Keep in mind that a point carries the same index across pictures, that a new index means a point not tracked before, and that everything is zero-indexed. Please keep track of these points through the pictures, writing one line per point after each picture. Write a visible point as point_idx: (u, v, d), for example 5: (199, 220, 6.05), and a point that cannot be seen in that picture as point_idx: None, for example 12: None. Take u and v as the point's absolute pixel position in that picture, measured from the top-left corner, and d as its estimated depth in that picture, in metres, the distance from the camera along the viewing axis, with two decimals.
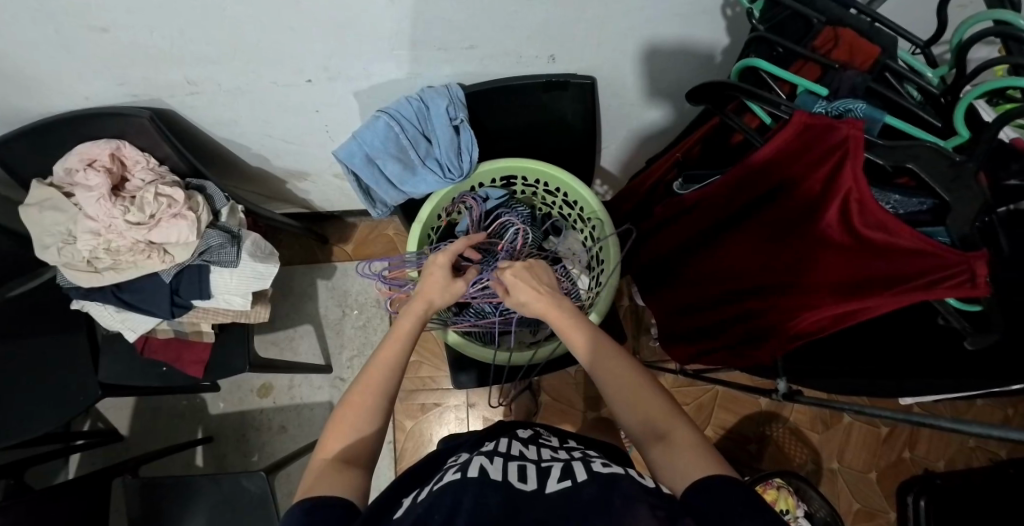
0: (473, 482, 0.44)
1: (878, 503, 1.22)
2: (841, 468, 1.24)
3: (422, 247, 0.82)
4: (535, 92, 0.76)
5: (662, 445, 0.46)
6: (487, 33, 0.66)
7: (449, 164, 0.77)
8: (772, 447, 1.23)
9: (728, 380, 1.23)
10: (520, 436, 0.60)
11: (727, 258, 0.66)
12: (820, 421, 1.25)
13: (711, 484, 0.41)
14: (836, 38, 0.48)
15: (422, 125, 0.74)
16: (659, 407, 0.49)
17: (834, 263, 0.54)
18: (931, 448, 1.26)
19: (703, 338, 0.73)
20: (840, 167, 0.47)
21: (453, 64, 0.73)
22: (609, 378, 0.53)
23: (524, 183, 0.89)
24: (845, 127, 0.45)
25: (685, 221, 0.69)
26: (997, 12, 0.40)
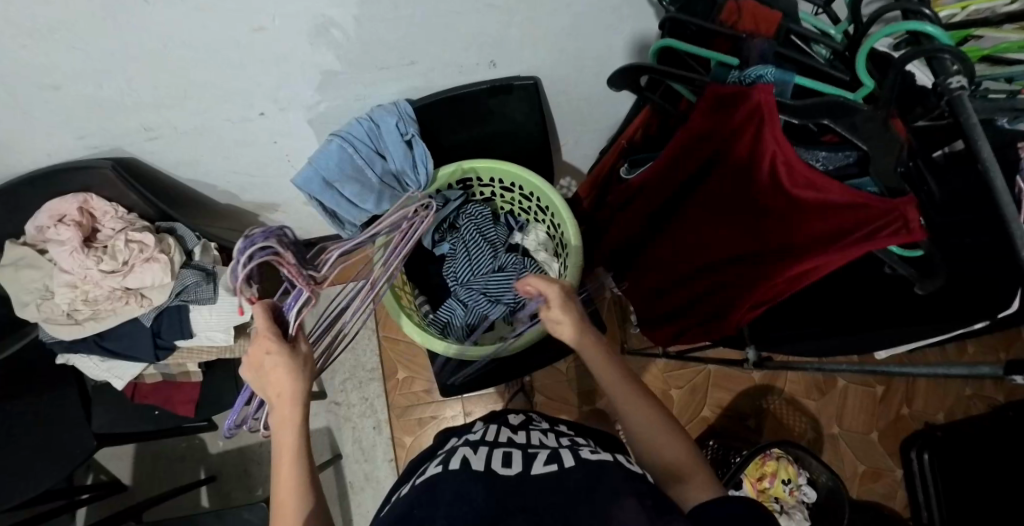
0: (456, 474, 0.47)
1: (883, 463, 1.24)
2: (842, 433, 1.24)
3: None
4: (482, 98, 0.78)
5: (682, 476, 0.47)
6: (425, 47, 0.68)
7: (407, 178, 0.78)
8: (770, 420, 1.23)
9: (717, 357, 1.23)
10: (511, 422, 0.63)
11: (682, 237, 0.68)
12: (815, 388, 1.25)
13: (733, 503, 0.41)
14: (739, 9, 0.50)
15: (374, 143, 0.76)
16: (676, 441, 0.49)
17: (776, 223, 0.56)
18: (928, 402, 1.28)
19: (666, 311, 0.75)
20: (762, 133, 0.50)
21: (399, 81, 0.74)
22: (634, 416, 0.51)
23: (480, 183, 0.90)
24: (759, 93, 0.47)
25: (634, 207, 0.71)
26: None
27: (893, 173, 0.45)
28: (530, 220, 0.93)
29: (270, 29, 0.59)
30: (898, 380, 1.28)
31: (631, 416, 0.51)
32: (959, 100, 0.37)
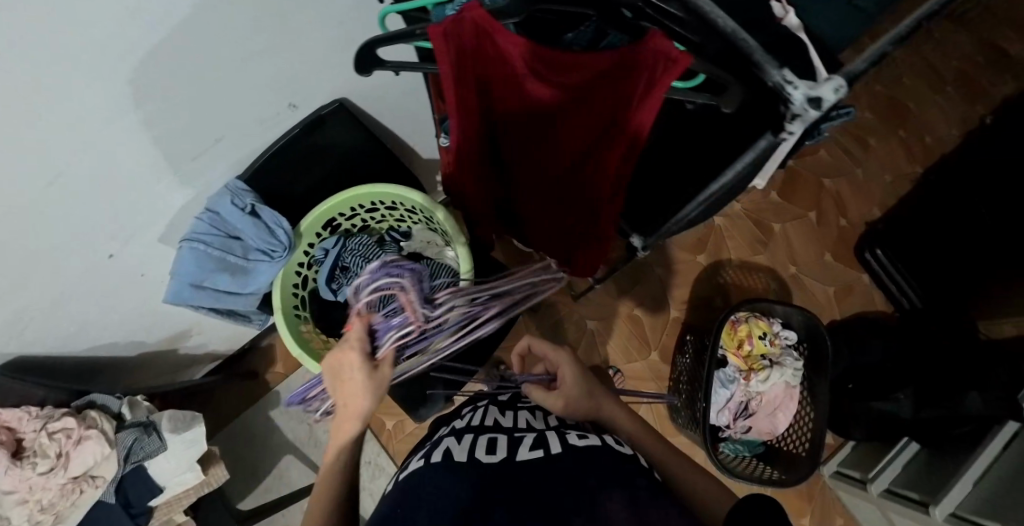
0: (436, 468, 0.47)
1: (848, 276, 1.30)
2: (800, 269, 1.28)
3: (295, 329, 0.80)
4: (302, 140, 0.79)
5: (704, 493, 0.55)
6: (220, 120, 0.69)
7: (269, 246, 0.78)
8: (734, 291, 1.26)
9: (664, 259, 1.25)
10: (498, 404, 0.67)
11: (525, 170, 0.65)
12: (758, 242, 1.28)
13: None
14: None
15: (225, 230, 0.75)
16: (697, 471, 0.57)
17: (584, 130, 0.54)
18: (860, 205, 1.34)
19: (554, 234, 0.78)
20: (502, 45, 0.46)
21: (218, 162, 0.75)
22: (657, 448, 0.60)
23: (344, 219, 0.86)
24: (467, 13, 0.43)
25: (468, 175, 0.67)
26: None
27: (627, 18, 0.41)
28: (410, 226, 0.92)
29: (65, 173, 0.58)
30: (826, 198, 1.33)
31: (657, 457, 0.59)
32: None
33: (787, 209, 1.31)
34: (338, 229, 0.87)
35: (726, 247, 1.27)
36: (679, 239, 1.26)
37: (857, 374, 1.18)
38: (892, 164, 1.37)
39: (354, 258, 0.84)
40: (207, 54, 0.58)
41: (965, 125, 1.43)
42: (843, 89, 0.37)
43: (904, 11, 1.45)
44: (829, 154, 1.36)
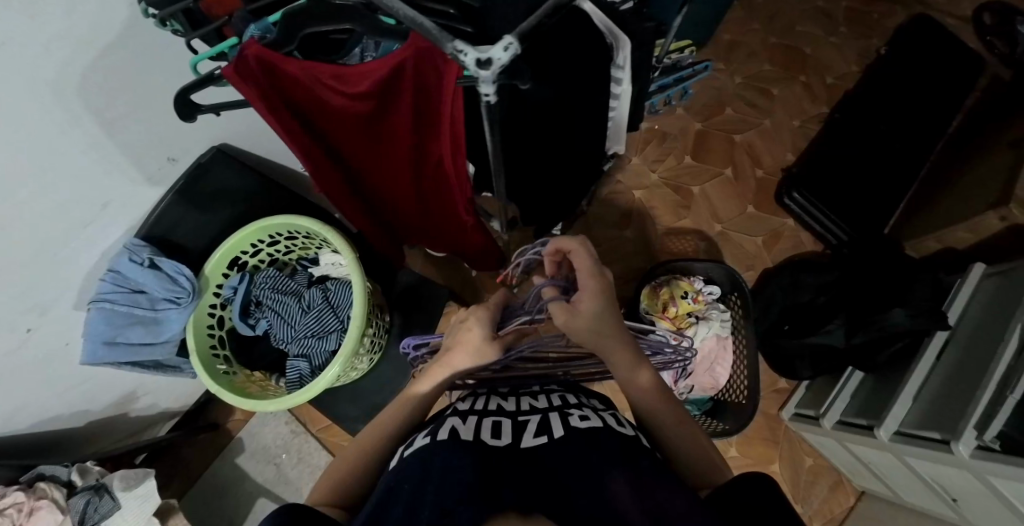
0: (443, 446, 0.45)
1: (774, 222, 1.34)
2: (726, 225, 1.32)
3: (209, 367, 0.86)
4: (191, 191, 0.82)
5: (702, 469, 0.55)
6: (102, 181, 0.74)
7: (174, 294, 0.83)
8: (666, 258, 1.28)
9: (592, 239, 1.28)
10: (500, 391, 0.64)
11: (383, 181, 0.69)
12: (680, 207, 1.32)
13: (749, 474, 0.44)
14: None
15: (128, 285, 0.79)
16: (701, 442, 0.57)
17: (412, 139, 0.59)
18: (774, 153, 1.38)
19: (429, 234, 0.83)
20: (294, 71, 0.50)
21: (113, 222, 0.80)
22: (659, 418, 0.58)
23: (248, 256, 0.91)
24: (248, 51, 0.47)
25: (337, 201, 0.71)
26: None
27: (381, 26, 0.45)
28: (316, 252, 0.97)
29: None
30: (738, 153, 1.37)
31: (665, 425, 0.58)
32: None
33: (702, 170, 1.35)
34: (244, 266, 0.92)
35: (650, 218, 1.31)
36: (602, 218, 1.30)
37: (792, 315, 1.21)
38: (798, 108, 1.42)
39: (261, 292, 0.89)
40: (59, 121, 0.62)
41: (863, 59, 1.47)
42: (518, 46, 0.33)
43: None
44: (734, 111, 1.40)
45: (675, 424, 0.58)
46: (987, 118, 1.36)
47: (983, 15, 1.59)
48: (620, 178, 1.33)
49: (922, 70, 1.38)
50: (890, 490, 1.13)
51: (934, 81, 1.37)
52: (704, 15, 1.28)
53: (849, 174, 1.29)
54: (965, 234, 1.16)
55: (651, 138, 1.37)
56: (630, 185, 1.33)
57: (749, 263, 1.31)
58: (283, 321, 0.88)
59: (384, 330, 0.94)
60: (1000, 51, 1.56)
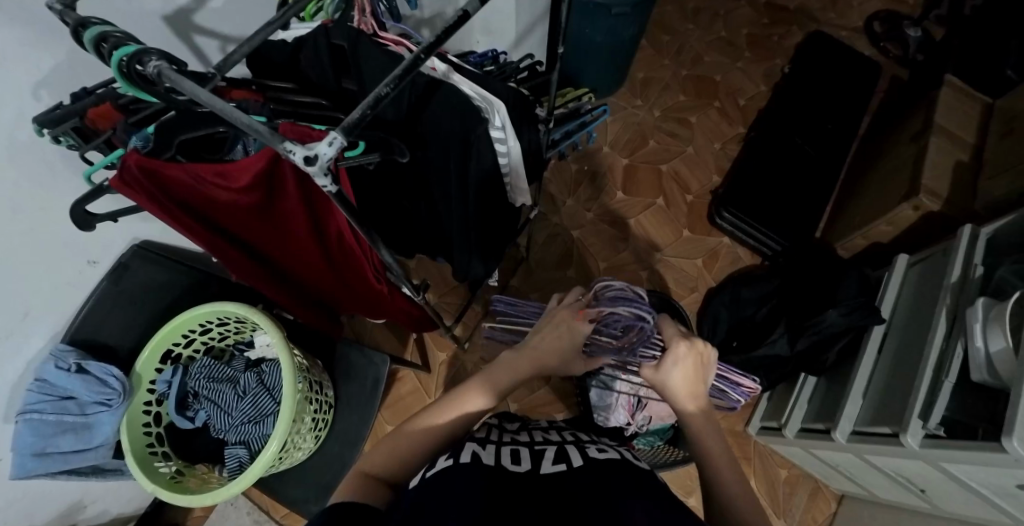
0: (467, 468, 0.42)
1: (711, 242, 1.38)
2: (665, 252, 1.36)
3: (145, 464, 0.85)
4: (115, 289, 0.84)
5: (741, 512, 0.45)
6: (19, 292, 0.76)
7: (103, 395, 0.83)
8: None
9: (538, 284, 1.31)
10: (508, 428, 0.63)
11: (298, 261, 0.71)
12: (619, 241, 1.36)
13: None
14: (104, 111, 0.54)
15: (56, 392, 0.79)
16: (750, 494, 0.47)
17: (308, 213, 0.60)
18: (701, 177, 1.45)
19: (357, 304, 0.85)
20: (182, 173, 0.52)
21: (34, 332, 0.82)
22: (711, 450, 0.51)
23: (180, 347, 0.92)
24: (131, 162, 0.49)
25: (256, 286, 0.72)
26: (92, 29, 0.47)
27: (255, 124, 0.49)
28: (251, 334, 0.98)
29: None
30: (666, 180, 1.44)
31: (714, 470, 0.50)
32: (165, 77, 0.42)
33: (634, 202, 1.41)
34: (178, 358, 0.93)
35: (590, 254, 1.34)
36: (545, 260, 1.33)
37: (740, 331, 1.23)
38: (717, 130, 1.50)
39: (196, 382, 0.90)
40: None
41: (770, 78, 1.58)
42: (344, 140, 0.37)
43: (668, 15, 1.67)
44: (657, 142, 1.48)
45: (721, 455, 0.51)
46: (892, 115, 1.46)
47: (873, 23, 1.77)
48: (557, 220, 1.38)
49: (823, 83, 1.47)
50: (866, 491, 1.13)
51: (837, 91, 1.46)
52: (609, 64, 1.38)
53: (773, 187, 1.35)
54: (888, 227, 1.22)
55: (582, 178, 1.43)
56: (568, 225, 1.37)
57: (692, 285, 1.34)
58: (222, 410, 0.89)
59: (330, 405, 0.93)
60: (895, 53, 1.72)
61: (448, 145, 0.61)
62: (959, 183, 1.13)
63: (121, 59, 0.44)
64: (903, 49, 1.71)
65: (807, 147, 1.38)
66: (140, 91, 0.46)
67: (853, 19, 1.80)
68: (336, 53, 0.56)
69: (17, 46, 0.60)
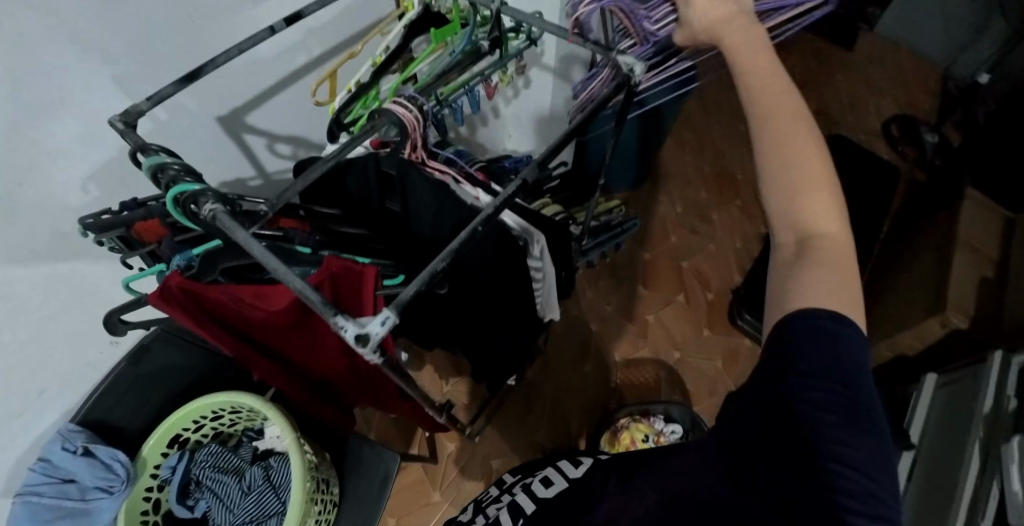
0: None
1: (732, 341, 1.35)
2: (685, 351, 1.33)
3: None
4: (130, 371, 0.83)
5: (801, 255, 0.36)
6: (38, 369, 0.77)
7: (106, 482, 0.79)
8: (627, 389, 1.28)
9: (554, 377, 1.29)
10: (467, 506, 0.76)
11: (323, 367, 0.69)
12: (638, 337, 1.35)
13: (808, 323, 0.32)
14: (150, 226, 0.55)
15: (59, 475, 0.78)
16: (822, 199, 0.37)
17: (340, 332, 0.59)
18: (722, 275, 1.44)
19: (378, 406, 0.82)
20: (218, 293, 0.52)
21: (47, 408, 0.82)
22: (777, 171, 0.38)
23: (190, 431, 0.91)
24: (170, 282, 0.50)
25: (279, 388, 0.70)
26: (148, 158, 0.46)
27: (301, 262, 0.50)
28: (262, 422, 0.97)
29: None
30: (687, 277, 1.44)
31: (773, 176, 0.39)
32: (213, 224, 0.41)
33: (655, 297, 1.40)
34: (185, 442, 0.92)
35: (607, 348, 1.33)
36: (562, 351, 1.32)
37: None
38: (738, 228, 1.51)
39: (203, 472, 0.89)
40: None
41: None
42: (396, 319, 0.36)
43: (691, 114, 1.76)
44: (678, 237, 1.50)
45: (795, 191, 0.38)
46: (914, 220, 1.47)
47: (891, 127, 1.82)
48: (576, 311, 1.37)
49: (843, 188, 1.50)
50: None
51: (857, 196, 1.49)
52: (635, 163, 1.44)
53: None
54: (913, 339, 1.19)
55: (602, 271, 1.43)
56: (586, 318, 1.36)
57: (711, 386, 1.30)
58: (224, 504, 0.89)
59: (334, 504, 0.90)
60: (913, 156, 1.75)
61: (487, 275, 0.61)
62: (985, 300, 1.11)
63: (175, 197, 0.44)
64: (921, 152, 1.74)
65: None
66: (189, 222, 0.46)
67: (870, 122, 1.86)
68: (382, 178, 0.57)
69: (80, 155, 0.64)
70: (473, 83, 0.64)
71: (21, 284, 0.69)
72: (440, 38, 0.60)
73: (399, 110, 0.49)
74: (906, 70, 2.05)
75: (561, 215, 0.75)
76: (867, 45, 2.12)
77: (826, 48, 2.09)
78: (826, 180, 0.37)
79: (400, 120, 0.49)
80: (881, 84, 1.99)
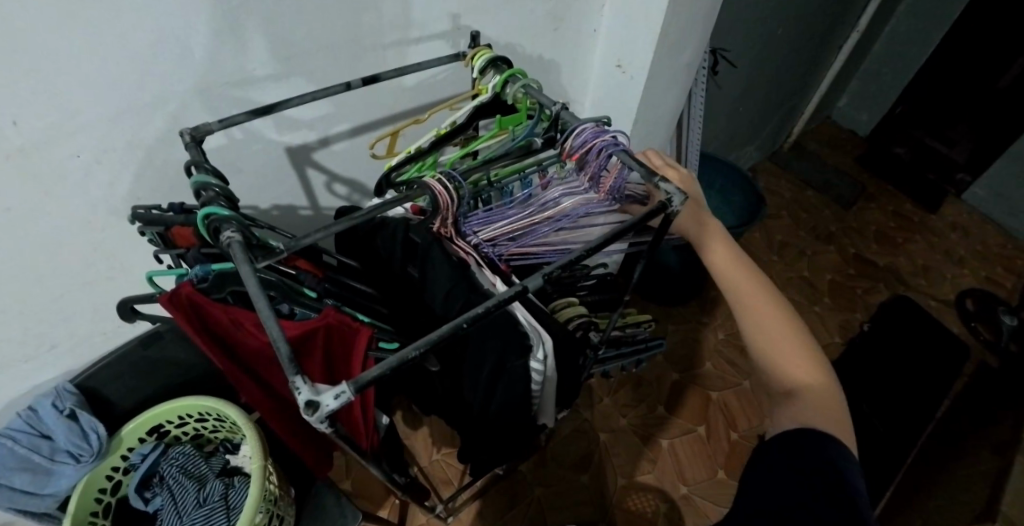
0: None
1: None
2: (692, 489, 1.22)
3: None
4: (138, 351, 0.88)
5: (793, 399, 0.49)
6: (61, 330, 0.80)
7: (78, 449, 0.80)
8: (620, 514, 1.18)
9: (547, 479, 1.22)
10: None
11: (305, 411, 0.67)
12: (644, 459, 1.26)
13: (806, 438, 0.45)
14: (184, 233, 0.58)
15: (40, 428, 0.81)
16: (798, 357, 0.51)
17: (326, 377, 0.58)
18: (750, 417, 1.34)
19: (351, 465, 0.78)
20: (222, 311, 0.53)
21: (54, 366, 0.85)
22: (763, 334, 0.52)
23: (173, 425, 0.91)
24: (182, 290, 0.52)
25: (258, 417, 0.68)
26: (199, 177, 0.51)
27: (305, 302, 0.51)
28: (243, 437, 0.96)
29: None
30: (713, 409, 1.35)
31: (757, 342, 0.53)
32: (229, 253, 0.44)
33: (673, 422, 1.32)
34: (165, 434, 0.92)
35: (609, 463, 1.25)
36: (562, 454, 1.26)
37: None
38: None
39: (169, 470, 0.88)
40: (29, 282, 0.71)
41: (845, 331, 1.54)
42: (350, 396, 0.36)
43: (748, 246, 1.75)
44: (712, 366, 1.43)
45: (782, 352, 0.51)
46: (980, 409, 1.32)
47: (965, 300, 1.70)
48: (586, 414, 1.32)
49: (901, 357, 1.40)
50: None
51: (916, 370, 1.37)
52: (682, 281, 1.43)
53: None
54: None
55: (623, 382, 1.38)
56: (597, 425, 1.31)
57: None
58: (175, 509, 0.85)
59: None
60: (985, 336, 1.60)
61: (483, 360, 0.60)
62: None
63: (207, 215, 0.48)
64: (995, 334, 1.59)
65: (865, 423, 1.28)
66: (213, 241, 0.49)
67: (944, 290, 1.74)
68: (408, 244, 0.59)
69: (166, 160, 0.71)
70: (529, 171, 0.66)
71: (83, 262, 0.75)
72: (505, 124, 0.66)
73: (438, 189, 0.53)
74: (993, 245, 1.93)
75: (582, 318, 0.73)
76: (952, 212, 2.04)
77: (905, 206, 2.03)
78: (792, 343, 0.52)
79: (434, 197, 0.52)
80: (961, 253, 1.88)
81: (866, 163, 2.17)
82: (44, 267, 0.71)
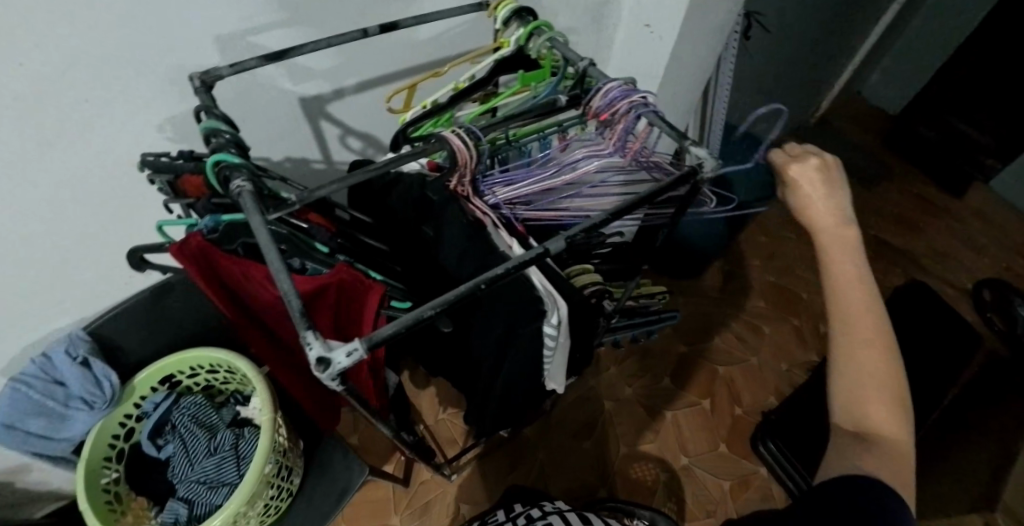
0: None
1: (746, 468, 1.23)
2: (693, 461, 1.23)
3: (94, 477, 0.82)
4: (149, 302, 0.87)
5: (867, 449, 0.42)
6: (72, 277, 0.80)
7: (91, 396, 0.81)
8: (620, 481, 1.20)
9: (549, 444, 1.24)
10: None
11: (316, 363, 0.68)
12: (647, 429, 1.27)
13: (865, 488, 0.39)
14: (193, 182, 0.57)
15: (51, 374, 0.80)
16: (882, 397, 0.43)
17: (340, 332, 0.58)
18: (755, 394, 1.34)
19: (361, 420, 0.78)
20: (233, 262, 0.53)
21: (68, 313, 0.85)
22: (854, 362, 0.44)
23: (184, 375, 0.92)
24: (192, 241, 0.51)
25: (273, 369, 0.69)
26: (208, 123, 0.49)
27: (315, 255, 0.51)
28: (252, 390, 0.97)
29: None
30: (718, 385, 1.35)
31: (844, 371, 0.44)
32: (239, 201, 0.43)
33: (678, 395, 1.33)
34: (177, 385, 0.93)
35: (612, 432, 1.26)
36: (566, 420, 1.27)
37: None
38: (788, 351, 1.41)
39: (180, 418, 0.89)
40: (35, 229, 0.69)
41: None
42: (362, 353, 0.35)
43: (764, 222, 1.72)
44: (722, 341, 1.42)
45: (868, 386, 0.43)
46: None
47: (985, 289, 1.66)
48: (591, 382, 1.33)
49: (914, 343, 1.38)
50: None
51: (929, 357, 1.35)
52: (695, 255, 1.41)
53: None
54: None
55: (631, 352, 1.39)
56: (602, 394, 1.31)
57: (709, 508, 1.17)
58: (187, 457, 0.87)
59: (290, 493, 0.90)
60: None
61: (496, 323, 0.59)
62: None
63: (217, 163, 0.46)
64: None
65: None
66: (222, 189, 0.48)
67: (960, 278, 1.71)
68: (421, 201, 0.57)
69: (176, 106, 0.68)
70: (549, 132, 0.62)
71: (95, 210, 0.73)
72: (529, 81, 0.64)
73: (456, 144, 0.50)
74: (1015, 234, 1.88)
75: (596, 286, 0.71)
76: (977, 198, 1.98)
77: (929, 190, 1.97)
78: (887, 386, 0.43)
79: (453, 153, 0.50)
80: (982, 241, 1.83)
81: (892, 143, 2.10)
82: (52, 212, 0.69)
